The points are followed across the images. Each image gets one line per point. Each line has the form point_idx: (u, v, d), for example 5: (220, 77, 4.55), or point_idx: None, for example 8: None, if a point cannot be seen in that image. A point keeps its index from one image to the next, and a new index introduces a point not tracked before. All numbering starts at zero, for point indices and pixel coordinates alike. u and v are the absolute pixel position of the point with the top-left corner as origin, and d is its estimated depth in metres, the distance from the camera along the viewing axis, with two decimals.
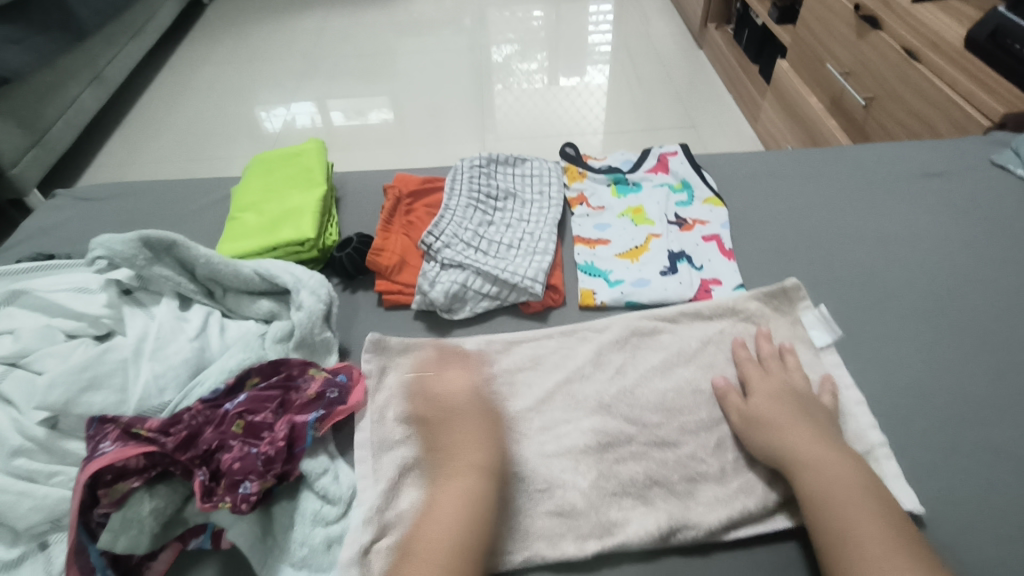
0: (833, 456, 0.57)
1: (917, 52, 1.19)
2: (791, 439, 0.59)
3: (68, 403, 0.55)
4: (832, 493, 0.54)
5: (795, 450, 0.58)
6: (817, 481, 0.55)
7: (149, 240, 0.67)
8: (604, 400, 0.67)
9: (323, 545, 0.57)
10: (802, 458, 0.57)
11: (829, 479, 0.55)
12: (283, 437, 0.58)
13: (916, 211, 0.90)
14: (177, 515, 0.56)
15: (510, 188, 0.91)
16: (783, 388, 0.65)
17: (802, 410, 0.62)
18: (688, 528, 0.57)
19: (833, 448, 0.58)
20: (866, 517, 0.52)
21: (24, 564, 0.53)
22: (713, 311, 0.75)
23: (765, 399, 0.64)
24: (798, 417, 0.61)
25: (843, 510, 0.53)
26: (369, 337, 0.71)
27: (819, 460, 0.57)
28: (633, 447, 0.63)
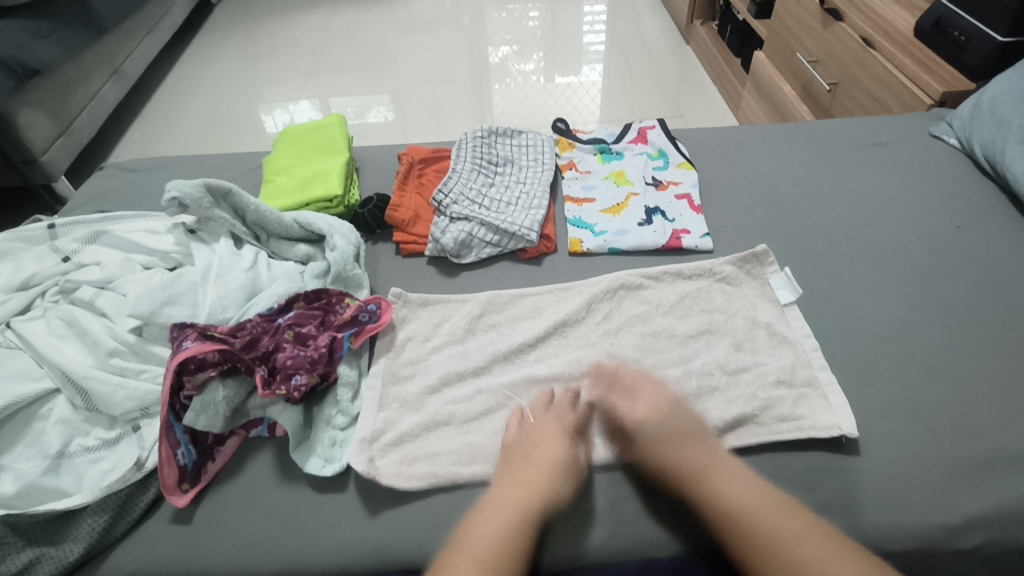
0: (714, 467, 0.62)
1: (873, 41, 1.33)
2: (669, 457, 0.64)
3: (154, 312, 0.69)
4: (718, 487, 0.61)
5: (681, 467, 0.63)
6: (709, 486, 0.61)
7: (211, 187, 0.80)
8: (589, 340, 0.78)
9: (342, 442, 0.68)
10: (689, 468, 0.63)
11: (717, 485, 0.61)
12: (324, 344, 0.70)
13: (863, 175, 1.03)
14: (242, 407, 0.68)
15: (509, 157, 1.05)
16: (655, 406, 0.67)
17: (674, 422, 0.66)
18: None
19: (712, 455, 0.63)
20: (745, 501, 0.59)
21: (121, 442, 0.65)
22: (692, 272, 0.86)
23: (639, 413, 0.67)
24: (678, 435, 0.65)
25: (738, 512, 0.59)
26: (392, 291, 0.82)
27: (705, 468, 0.62)
28: (610, 359, 0.76)
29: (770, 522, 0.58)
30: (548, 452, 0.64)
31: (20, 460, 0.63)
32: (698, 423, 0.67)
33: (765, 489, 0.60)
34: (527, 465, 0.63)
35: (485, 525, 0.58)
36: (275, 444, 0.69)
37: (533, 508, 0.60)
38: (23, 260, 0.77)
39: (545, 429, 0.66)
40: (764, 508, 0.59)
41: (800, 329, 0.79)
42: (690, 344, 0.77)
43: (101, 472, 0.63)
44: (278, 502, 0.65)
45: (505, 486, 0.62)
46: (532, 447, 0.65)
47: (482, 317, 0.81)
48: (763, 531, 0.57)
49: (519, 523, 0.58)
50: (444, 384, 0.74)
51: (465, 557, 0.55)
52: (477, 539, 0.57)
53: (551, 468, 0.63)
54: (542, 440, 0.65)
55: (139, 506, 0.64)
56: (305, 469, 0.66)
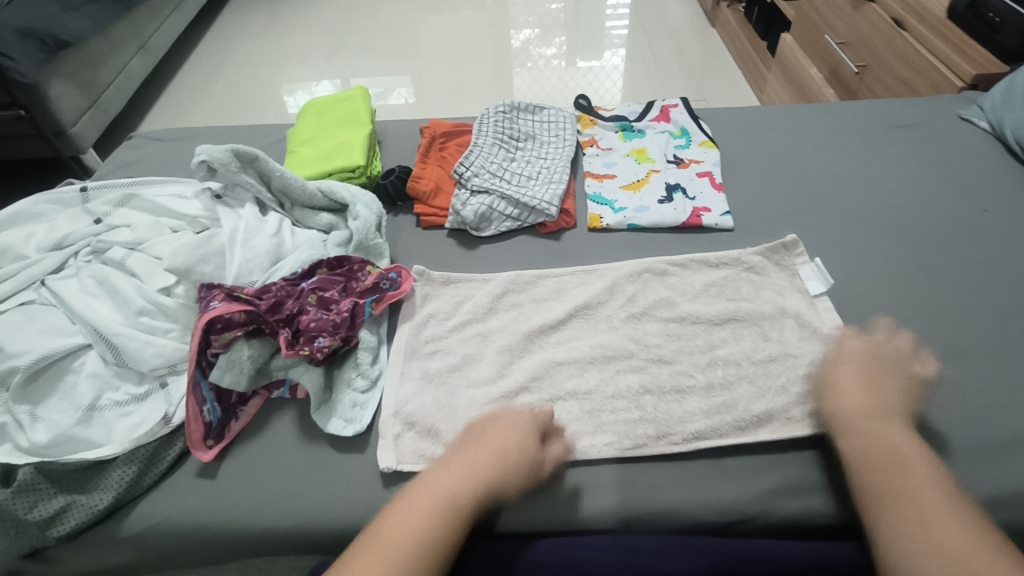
0: (886, 421, 0.61)
1: (904, 22, 1.31)
2: (845, 401, 0.64)
3: (189, 267, 0.70)
4: (875, 437, 0.60)
5: (854, 411, 0.62)
6: (865, 440, 0.60)
7: (239, 152, 0.81)
8: (613, 324, 0.79)
9: (360, 404, 0.70)
10: (863, 414, 0.62)
11: (876, 440, 0.59)
12: (347, 309, 0.71)
13: (889, 158, 1.02)
14: (265, 367, 0.70)
15: (530, 132, 1.05)
16: (867, 359, 0.67)
17: (870, 376, 0.65)
18: (673, 434, 0.68)
19: (885, 410, 0.62)
20: (896, 455, 0.58)
21: (150, 398, 0.68)
22: (720, 261, 0.86)
23: (845, 366, 0.67)
24: (866, 386, 0.64)
25: (887, 469, 0.57)
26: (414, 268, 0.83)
27: (878, 423, 0.61)
28: (634, 361, 0.75)
29: (919, 472, 0.56)
30: (501, 435, 0.61)
31: (54, 411, 0.65)
32: (902, 386, 0.66)
33: (923, 451, 0.59)
34: (480, 450, 0.60)
35: (406, 517, 0.54)
36: (297, 406, 0.71)
37: (474, 496, 0.57)
38: (57, 221, 0.79)
39: (507, 424, 0.62)
40: (925, 471, 0.56)
41: (831, 321, 0.78)
42: (716, 331, 0.77)
43: (131, 425, 0.65)
44: (298, 462, 0.67)
45: (444, 468, 0.59)
46: (479, 438, 0.61)
47: (504, 296, 0.82)
48: (901, 480, 0.56)
49: (452, 514, 0.55)
50: (466, 367, 0.74)
51: (372, 546, 0.52)
52: (409, 514, 0.54)
53: (487, 458, 0.59)
54: (494, 431, 0.62)
55: (165, 460, 0.66)
56: (325, 428, 0.68)
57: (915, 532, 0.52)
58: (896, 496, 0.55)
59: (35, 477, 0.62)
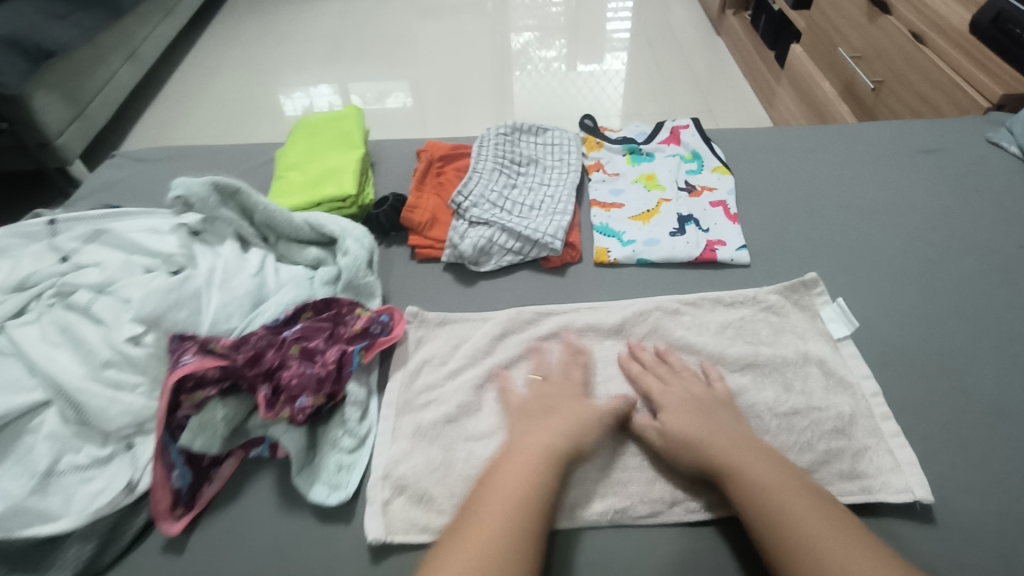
0: (745, 451, 0.60)
1: (924, 36, 1.25)
2: (704, 447, 0.61)
3: (160, 314, 0.65)
4: (743, 472, 0.58)
5: (716, 446, 0.61)
6: (744, 471, 0.58)
7: (218, 185, 0.76)
8: (623, 370, 0.72)
9: (342, 468, 0.64)
10: (736, 446, 0.60)
11: (756, 470, 0.58)
12: (333, 361, 0.66)
13: (913, 186, 0.96)
14: (242, 426, 0.65)
15: (533, 156, 0.99)
16: (688, 398, 0.66)
17: (708, 414, 0.64)
18: (690, 500, 0.62)
19: (743, 442, 0.61)
20: (779, 487, 0.56)
21: (113, 461, 0.62)
22: (735, 299, 0.80)
23: (674, 403, 0.66)
24: (710, 426, 0.63)
25: (778, 501, 0.55)
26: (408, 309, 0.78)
27: (751, 455, 0.59)
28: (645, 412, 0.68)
29: (810, 504, 0.55)
30: (567, 405, 0.65)
31: (6, 478, 0.58)
32: (734, 415, 0.65)
33: (790, 471, 0.58)
34: (549, 415, 0.64)
35: (504, 474, 0.57)
36: (279, 468, 0.65)
37: (560, 447, 0.60)
38: (20, 258, 0.73)
39: (558, 393, 0.67)
40: (816, 502, 0.55)
41: (858, 368, 0.73)
42: (735, 379, 0.71)
43: (91, 493, 0.59)
44: (278, 534, 0.61)
45: (525, 433, 0.62)
46: (551, 408, 0.65)
47: (503, 337, 0.76)
48: (784, 509, 0.54)
49: (545, 463, 0.58)
50: (463, 421, 0.68)
51: (483, 505, 0.55)
52: (509, 479, 0.56)
53: (559, 420, 0.63)
54: (560, 399, 0.66)
55: (130, 531, 0.61)
56: (306, 497, 0.62)
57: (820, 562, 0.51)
58: (790, 528, 0.53)
59: None
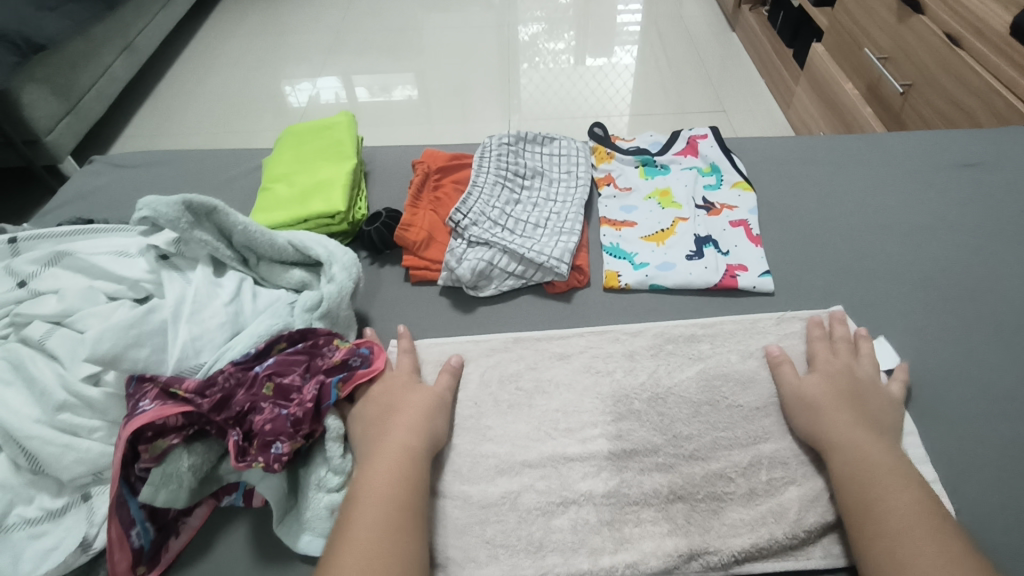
0: (870, 435, 0.58)
1: (959, 38, 1.16)
2: (831, 423, 0.59)
3: (118, 354, 0.58)
4: (861, 448, 0.56)
5: (835, 417, 0.60)
6: (852, 445, 0.57)
7: (192, 204, 0.68)
8: (635, 408, 0.65)
9: (329, 510, 0.57)
10: (848, 422, 0.59)
11: (858, 444, 0.57)
12: (311, 399, 0.59)
13: (951, 202, 0.88)
14: (213, 473, 0.58)
15: (538, 167, 0.92)
16: (837, 370, 0.65)
17: (850, 394, 0.62)
18: (711, 554, 0.56)
19: (868, 427, 0.59)
20: (878, 464, 0.55)
21: (68, 514, 0.55)
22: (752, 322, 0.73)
23: (819, 373, 0.65)
24: (847, 406, 0.60)
25: (879, 474, 0.54)
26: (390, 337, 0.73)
27: (857, 433, 0.58)
28: (659, 458, 0.62)
29: (905, 484, 0.53)
30: (409, 399, 0.63)
31: None
32: (878, 409, 0.62)
33: (905, 463, 0.56)
34: (396, 413, 0.61)
35: (371, 480, 0.54)
36: (253, 517, 0.59)
37: (416, 443, 0.58)
38: None
39: (388, 382, 0.64)
40: (912, 484, 0.53)
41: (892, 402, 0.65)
42: (759, 419, 0.64)
43: (41, 551, 0.53)
44: None
45: (379, 435, 0.59)
46: (394, 406, 0.62)
47: (502, 370, 0.69)
48: (894, 489, 0.53)
49: (407, 462, 0.56)
50: (458, 465, 0.62)
51: (349, 524, 0.50)
52: (379, 478, 0.54)
53: (409, 416, 0.60)
54: (397, 395, 0.63)
55: None
56: (295, 548, 0.56)
57: (915, 537, 0.49)
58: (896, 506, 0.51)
59: None
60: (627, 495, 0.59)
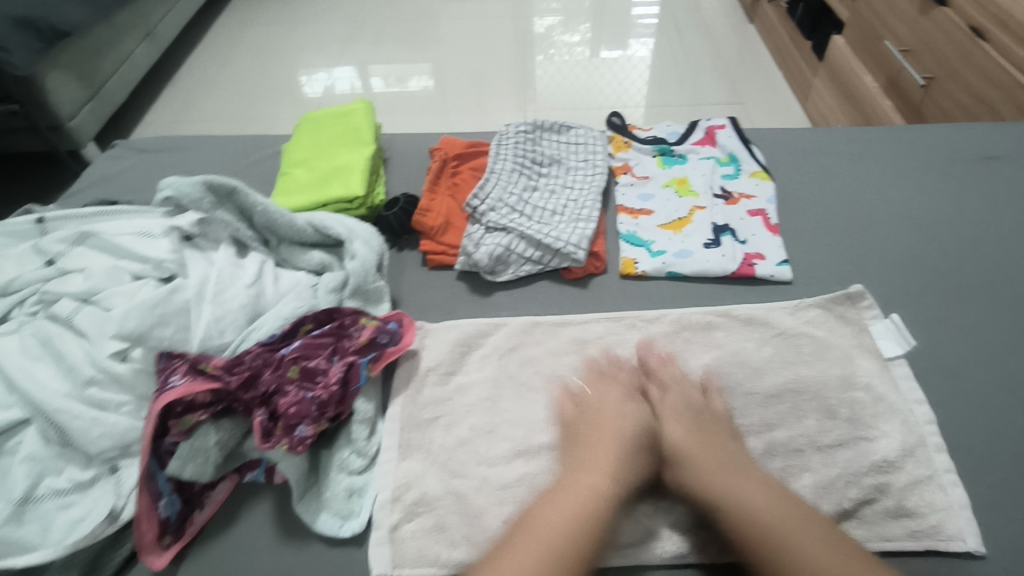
0: (744, 477, 0.54)
1: (983, 30, 1.15)
2: (706, 472, 0.54)
3: (143, 333, 0.60)
4: (747, 498, 0.52)
5: (700, 465, 0.55)
6: (727, 498, 0.52)
7: (213, 184, 0.71)
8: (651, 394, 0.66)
9: (346, 493, 0.60)
10: (719, 469, 0.55)
11: (736, 497, 0.52)
12: (336, 382, 0.60)
13: (972, 194, 0.87)
14: (237, 449, 0.59)
15: (555, 155, 0.92)
16: (674, 404, 0.61)
17: (694, 430, 0.58)
18: (726, 540, 0.56)
19: (736, 466, 0.55)
20: (760, 518, 0.51)
21: (95, 486, 0.57)
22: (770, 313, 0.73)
23: (664, 406, 0.61)
24: (708, 448, 0.56)
25: (770, 532, 0.50)
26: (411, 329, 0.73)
27: (725, 481, 0.54)
28: None
29: (796, 531, 0.49)
30: (614, 432, 0.58)
31: None
32: (729, 437, 0.59)
33: (796, 505, 0.52)
34: (597, 448, 0.57)
35: (547, 520, 0.51)
36: (275, 493, 0.60)
37: (608, 485, 0.54)
38: (4, 261, 0.68)
39: (601, 407, 0.61)
40: (805, 529, 0.50)
41: (910, 393, 0.65)
42: (774, 406, 0.64)
43: (70, 521, 0.54)
44: (272, 567, 0.56)
45: (575, 470, 0.56)
46: (597, 439, 0.58)
47: (518, 353, 0.70)
48: (805, 547, 0.48)
49: (592, 506, 0.52)
50: (476, 443, 0.63)
51: (510, 560, 0.48)
52: (550, 519, 0.51)
53: (609, 452, 0.56)
54: (604, 424, 0.59)
55: (112, 563, 0.55)
56: (311, 527, 0.57)
57: None
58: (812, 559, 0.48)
59: None
60: (642, 479, 0.60)
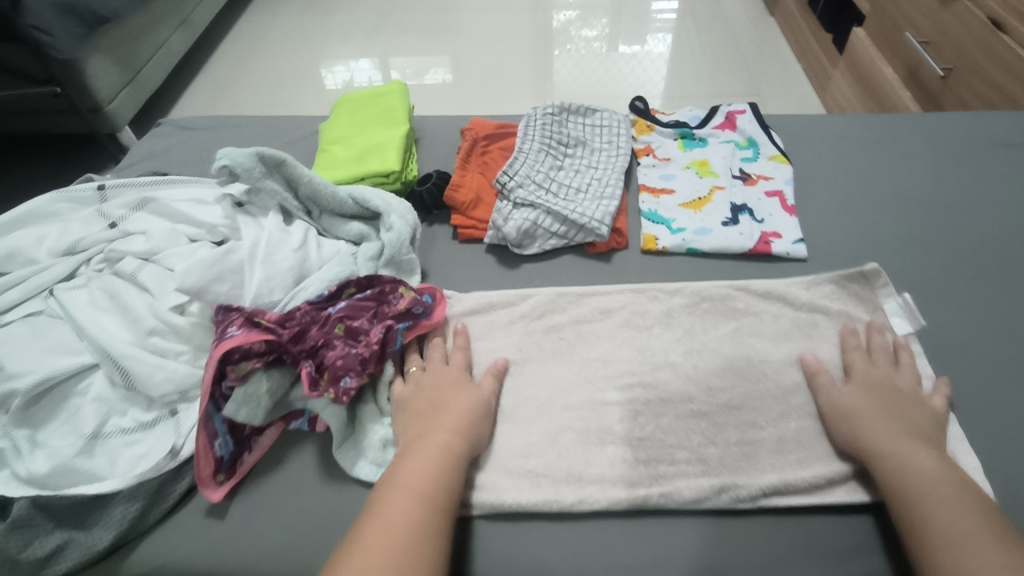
0: (918, 447, 0.56)
1: (1003, 22, 1.17)
2: (873, 440, 0.58)
3: (204, 287, 0.64)
4: (909, 462, 0.55)
5: (876, 428, 0.59)
6: (889, 455, 0.56)
7: (264, 156, 0.74)
8: (670, 360, 0.69)
9: (382, 443, 0.63)
10: (885, 433, 0.58)
11: (899, 455, 0.56)
12: (377, 341, 0.64)
13: (986, 180, 0.90)
14: (285, 399, 0.64)
15: (581, 137, 0.96)
16: (872, 378, 0.63)
17: (890, 399, 0.61)
18: (740, 488, 0.60)
19: (917, 435, 0.58)
20: (919, 473, 0.54)
21: (157, 426, 0.62)
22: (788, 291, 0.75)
23: (859, 379, 0.64)
24: (887, 421, 0.59)
25: (916, 487, 0.53)
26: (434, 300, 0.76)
27: (898, 442, 0.57)
28: (692, 405, 0.66)
29: (948, 492, 0.52)
30: (454, 398, 0.63)
31: (55, 436, 0.60)
32: (922, 418, 0.60)
33: (961, 477, 0.54)
34: (438, 410, 0.62)
35: (402, 477, 0.55)
36: (319, 441, 0.65)
37: (457, 443, 0.59)
38: (71, 223, 0.74)
39: (438, 377, 0.66)
40: (951, 492, 0.52)
41: (918, 364, 0.68)
42: (787, 372, 0.68)
43: (135, 456, 0.60)
44: (317, 506, 0.61)
45: (416, 431, 0.60)
46: (442, 404, 0.63)
47: (544, 319, 0.74)
48: (951, 507, 0.51)
49: (444, 461, 0.57)
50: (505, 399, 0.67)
51: (378, 514, 0.52)
52: (411, 475, 0.55)
53: (449, 415, 0.61)
54: (442, 391, 0.64)
55: (171, 496, 0.61)
56: (351, 473, 0.62)
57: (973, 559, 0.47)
58: (947, 519, 0.50)
59: (31, 512, 0.57)
60: (661, 436, 0.64)
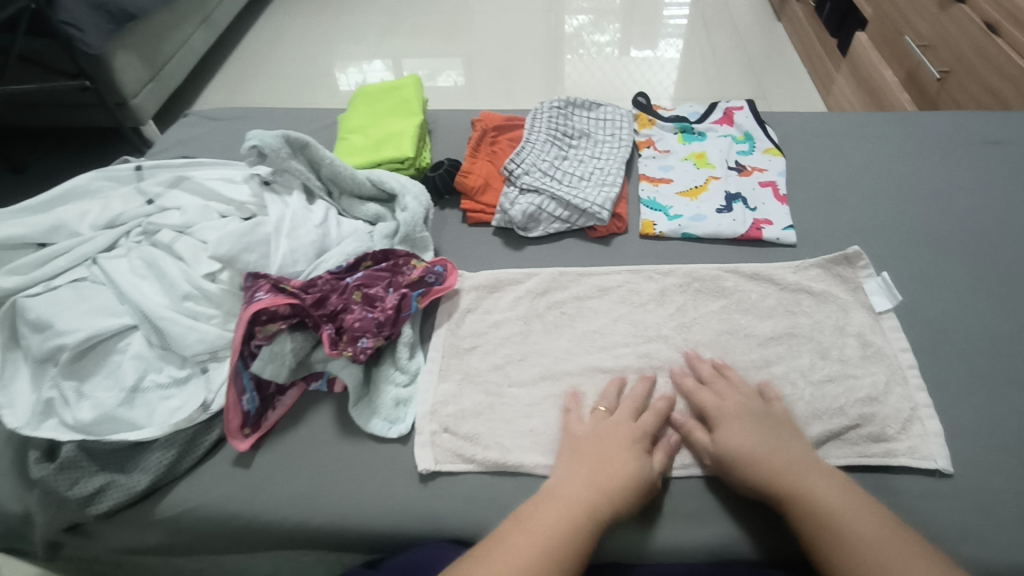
0: (810, 469, 0.58)
1: (998, 26, 1.21)
2: (765, 458, 0.59)
3: (234, 256, 0.70)
4: (816, 496, 0.56)
5: (768, 466, 0.58)
6: (800, 491, 0.56)
7: (290, 139, 0.80)
8: (662, 334, 0.75)
9: (394, 403, 0.69)
10: (782, 469, 0.58)
11: (809, 490, 0.56)
12: (392, 306, 0.70)
13: (972, 174, 0.94)
14: (306, 359, 0.70)
15: (585, 130, 1.01)
16: (741, 411, 0.63)
17: (764, 432, 0.61)
18: None
19: (809, 462, 0.59)
20: (830, 506, 0.55)
21: (190, 382, 0.68)
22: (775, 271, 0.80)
23: (728, 413, 0.63)
24: (770, 441, 0.60)
25: (839, 521, 0.54)
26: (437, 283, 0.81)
27: (798, 477, 0.57)
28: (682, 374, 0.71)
29: (865, 516, 0.54)
30: (632, 448, 0.61)
31: (99, 389, 0.66)
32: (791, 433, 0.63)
33: (857, 494, 0.57)
34: (603, 456, 0.60)
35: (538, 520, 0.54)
36: (336, 400, 0.71)
37: (620, 493, 0.57)
38: (111, 199, 0.80)
39: (624, 423, 0.63)
40: (865, 516, 0.54)
41: (897, 341, 0.73)
42: (772, 347, 0.72)
43: (171, 408, 0.65)
44: (334, 458, 0.66)
45: (573, 473, 0.59)
46: (610, 448, 0.60)
47: (547, 296, 0.79)
48: (868, 530, 0.53)
49: (592, 512, 0.55)
50: (509, 366, 0.72)
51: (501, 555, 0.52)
52: (547, 519, 0.54)
53: (617, 461, 0.59)
54: (611, 435, 0.62)
55: (203, 445, 0.66)
56: (366, 429, 0.67)
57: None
58: (869, 542, 0.53)
59: (78, 455, 0.64)
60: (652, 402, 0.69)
